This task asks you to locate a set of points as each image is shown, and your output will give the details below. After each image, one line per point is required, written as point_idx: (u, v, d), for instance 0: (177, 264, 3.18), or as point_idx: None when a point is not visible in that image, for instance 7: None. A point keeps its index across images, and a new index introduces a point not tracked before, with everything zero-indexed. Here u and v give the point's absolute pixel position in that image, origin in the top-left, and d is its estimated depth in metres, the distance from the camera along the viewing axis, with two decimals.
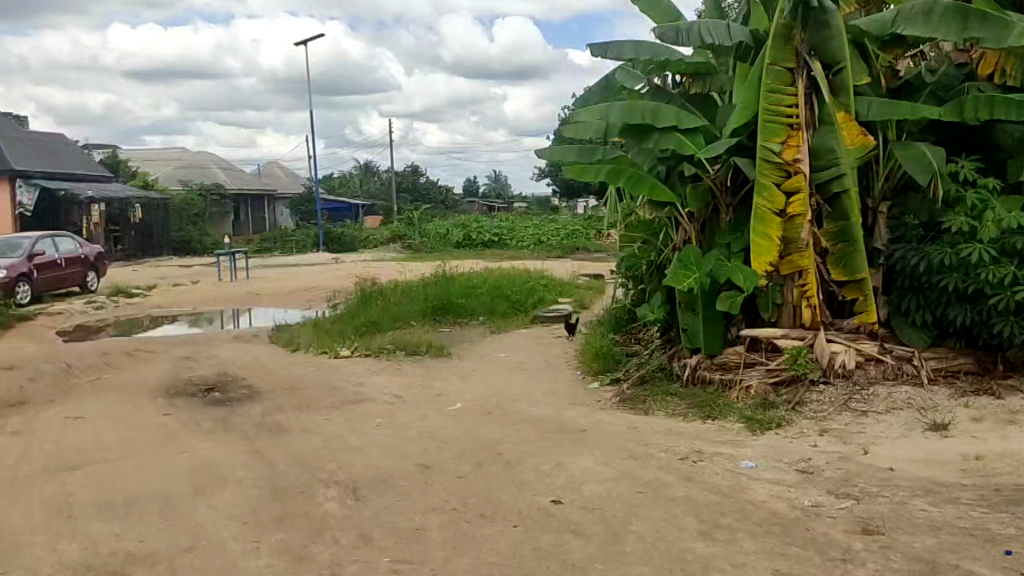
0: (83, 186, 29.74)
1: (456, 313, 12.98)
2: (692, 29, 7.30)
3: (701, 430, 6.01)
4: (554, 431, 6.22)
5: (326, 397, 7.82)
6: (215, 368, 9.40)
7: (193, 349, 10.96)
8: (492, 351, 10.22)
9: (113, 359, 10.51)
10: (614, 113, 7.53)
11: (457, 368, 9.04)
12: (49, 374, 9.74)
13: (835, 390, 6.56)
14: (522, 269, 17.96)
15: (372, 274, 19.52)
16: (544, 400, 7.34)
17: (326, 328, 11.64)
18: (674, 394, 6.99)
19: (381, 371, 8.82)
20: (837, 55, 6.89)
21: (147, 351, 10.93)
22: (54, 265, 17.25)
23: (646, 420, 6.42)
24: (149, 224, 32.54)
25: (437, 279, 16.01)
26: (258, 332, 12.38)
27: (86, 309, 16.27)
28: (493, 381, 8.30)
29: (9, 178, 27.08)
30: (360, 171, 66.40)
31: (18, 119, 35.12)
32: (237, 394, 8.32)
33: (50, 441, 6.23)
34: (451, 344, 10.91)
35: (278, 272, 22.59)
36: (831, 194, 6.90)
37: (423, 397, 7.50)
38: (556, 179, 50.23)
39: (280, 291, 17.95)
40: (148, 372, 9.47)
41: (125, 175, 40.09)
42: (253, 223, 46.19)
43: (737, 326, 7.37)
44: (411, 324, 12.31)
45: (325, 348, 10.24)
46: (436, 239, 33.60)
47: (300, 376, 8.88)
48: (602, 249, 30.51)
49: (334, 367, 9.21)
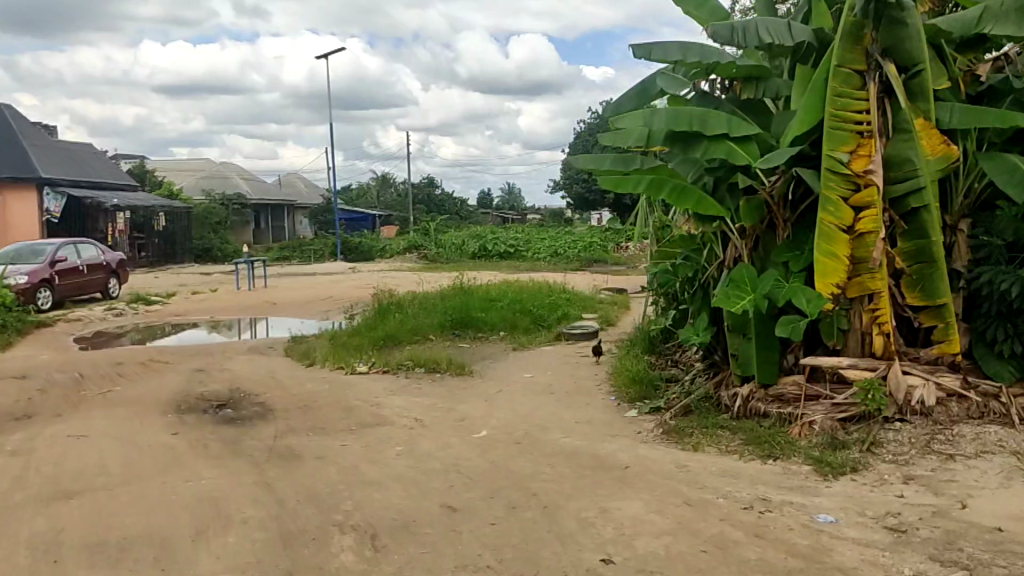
0: (107, 193, 29.39)
1: (475, 327, 12.24)
2: (747, 27, 6.55)
3: (763, 473, 5.37)
4: (594, 467, 5.55)
5: (341, 419, 7.18)
6: (228, 383, 8.79)
7: (207, 360, 10.36)
8: (518, 370, 9.53)
9: (126, 370, 9.95)
10: (658, 119, 6.72)
11: (482, 387, 8.37)
12: (58, 385, 9.18)
13: (913, 429, 5.98)
14: (543, 282, 17.29)
15: (390, 285, 18.91)
16: (581, 429, 6.67)
17: (341, 341, 10.98)
18: (726, 428, 6.36)
19: (401, 390, 8.17)
20: (917, 57, 6.25)
21: (160, 362, 10.35)
22: (76, 271, 16.76)
23: (698, 457, 5.76)
24: (172, 231, 32.19)
25: (457, 291, 15.32)
26: (274, 343, 11.77)
27: (104, 315, 15.75)
28: (522, 403, 7.61)
29: (38, 185, 26.48)
30: (379, 183, 66.07)
31: (47, 127, 35.02)
32: (250, 412, 7.70)
33: (45, 460, 5.63)
34: (473, 360, 10.19)
35: (297, 281, 22.06)
36: (908, 210, 6.24)
37: (446, 421, 6.85)
38: (573, 191, 49.61)
39: (299, 301, 17.37)
40: (159, 384, 8.88)
41: (152, 184, 39.89)
42: (274, 232, 45.82)
43: (795, 352, 6.71)
44: (430, 339, 11.62)
45: (339, 362, 9.60)
46: (452, 249, 32.96)
47: (314, 393, 8.24)
48: (620, 263, 29.77)
49: (351, 384, 8.56)
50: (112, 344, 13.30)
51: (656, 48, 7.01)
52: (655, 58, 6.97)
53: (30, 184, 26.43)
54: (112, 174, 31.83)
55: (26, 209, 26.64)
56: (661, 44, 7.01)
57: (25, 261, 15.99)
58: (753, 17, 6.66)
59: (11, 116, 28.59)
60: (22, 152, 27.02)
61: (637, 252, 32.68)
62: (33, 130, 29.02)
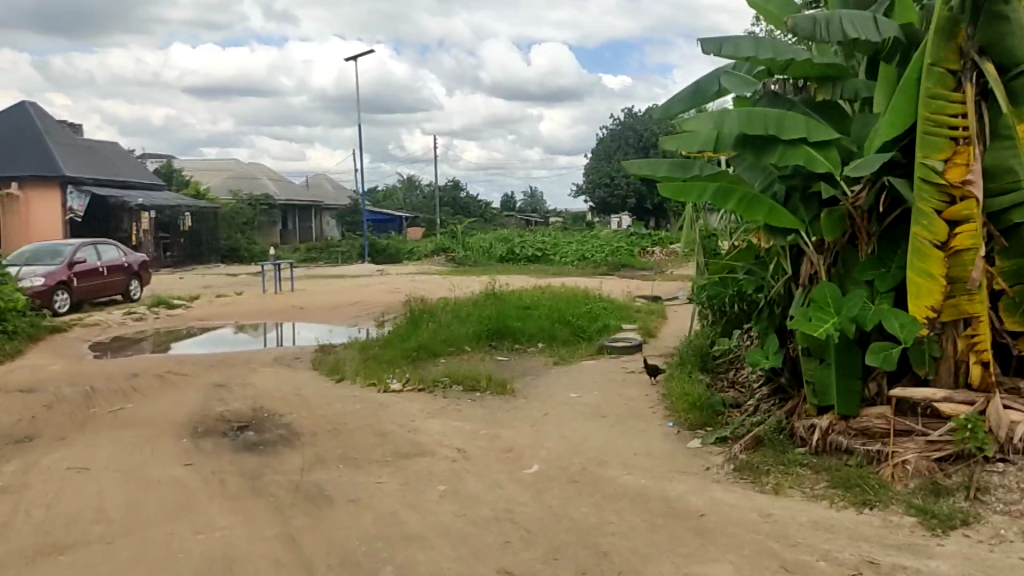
0: (132, 192, 29.09)
1: (512, 338, 11.33)
2: (830, 21, 5.86)
3: (861, 526, 4.73)
4: (666, 514, 4.96)
5: (374, 448, 6.60)
6: (250, 400, 8.24)
7: (228, 372, 9.82)
8: (563, 387, 8.69)
9: (142, 383, 9.43)
10: (729, 120, 6.01)
11: (525, 407, 7.72)
12: (68, 401, 8.67)
13: (1019, 472, 5.16)
14: (575, 288, 16.63)
15: (417, 291, 18.32)
16: (641, 463, 6.03)
17: (370, 354, 10.32)
18: (808, 468, 5.65)
19: (439, 412, 7.57)
20: (1017, 55, 5.58)
21: (178, 375, 9.82)
22: (95, 273, 16.31)
23: (782, 504, 5.12)
24: (197, 231, 31.93)
25: (488, 298, 14.61)
26: (299, 354, 11.20)
27: (124, 319, 15.25)
28: (571, 428, 6.97)
29: (62, 183, 26.18)
30: (404, 185, 65.73)
31: (73, 127, 34.87)
32: (274, 436, 7.17)
33: (42, 508, 5.18)
34: (512, 376, 9.20)
35: (322, 285, 21.54)
36: (1009, 225, 5.55)
37: (491, 453, 6.25)
38: (598, 195, 48.88)
39: (325, 306, 16.80)
40: (178, 401, 8.34)
41: (178, 183, 39.65)
42: (300, 233, 45.49)
43: (878, 381, 5.95)
44: (464, 351, 10.89)
45: (371, 378, 8.96)
46: (479, 252, 32.30)
47: (345, 414, 7.66)
48: (649, 268, 29.00)
49: (385, 403, 7.98)
50: (132, 350, 12.81)
51: (727, 42, 6.27)
52: (725, 53, 6.23)
53: (54, 182, 26.14)
54: (137, 173, 31.53)
55: (50, 208, 26.33)
56: (732, 37, 6.29)
57: (43, 263, 15.53)
58: (835, 10, 5.97)
59: (35, 114, 28.34)
60: (46, 151, 26.76)
61: (664, 258, 31.91)
62: (58, 129, 28.74)
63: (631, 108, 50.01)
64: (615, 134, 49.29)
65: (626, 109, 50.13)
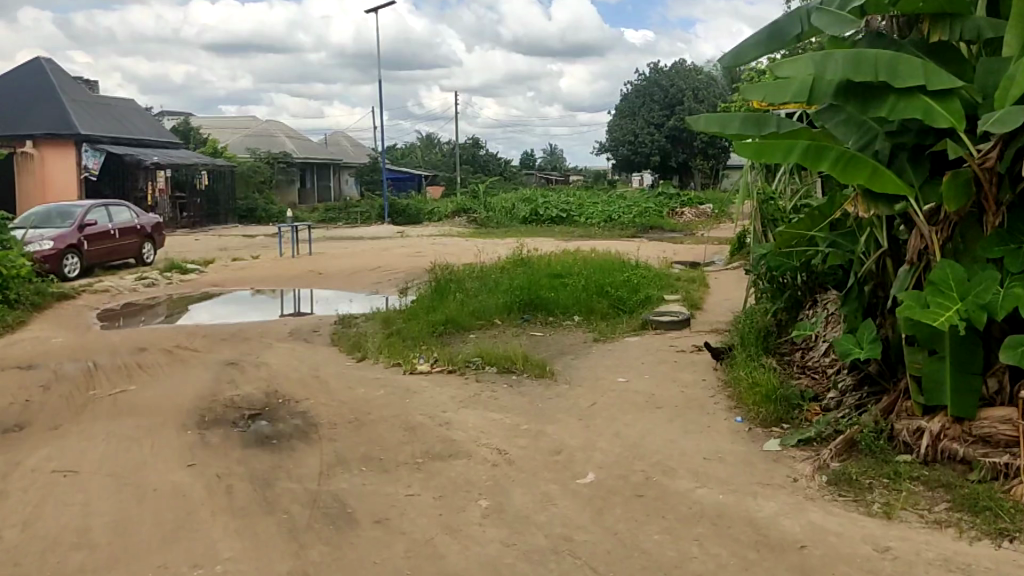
0: (147, 150, 28.19)
1: (544, 309, 10.32)
2: None
3: (1004, 568, 3.87)
4: (757, 545, 4.11)
5: (402, 447, 5.75)
6: (262, 383, 7.40)
7: (241, 348, 8.98)
8: (606, 367, 7.71)
9: (147, 359, 8.60)
10: (833, 65, 5.03)
11: (570, 394, 6.83)
12: (66, 380, 7.86)
13: None
14: (607, 253, 15.65)
15: (440, 256, 17.38)
16: (714, 471, 5.15)
17: (394, 329, 9.45)
18: (919, 484, 4.82)
19: (473, 399, 6.72)
20: None
21: (187, 351, 8.98)
22: (106, 236, 15.46)
23: (898, 535, 4.26)
24: (214, 190, 31.12)
25: (516, 266, 13.64)
26: (317, 326, 10.34)
27: (134, 284, 14.43)
28: (626, 422, 6.08)
29: (77, 141, 25.30)
30: (423, 143, 64.50)
31: (87, 80, 33.90)
32: (290, 427, 6.35)
33: (15, 527, 4.38)
34: (547, 354, 8.23)
35: (341, 248, 20.62)
36: None
37: (537, 455, 5.40)
38: (621, 153, 47.48)
39: (344, 271, 15.90)
40: (184, 384, 7.51)
41: (196, 142, 38.78)
42: (318, 192, 44.55)
43: (1001, 379, 5.05)
44: (493, 324, 9.95)
45: (395, 357, 8.10)
46: (501, 213, 31.24)
47: (368, 401, 6.81)
48: (678, 230, 27.89)
49: (412, 388, 7.12)
50: (142, 318, 11.99)
51: None
52: None
53: (69, 140, 25.26)
54: (152, 129, 30.57)
55: (64, 166, 25.45)
56: None
57: (51, 225, 14.68)
58: None
59: (49, 68, 27.37)
60: (60, 107, 25.84)
61: (695, 219, 30.76)
62: (71, 83, 27.75)
63: (656, 63, 48.39)
64: (639, 90, 47.66)
65: (651, 63, 48.42)
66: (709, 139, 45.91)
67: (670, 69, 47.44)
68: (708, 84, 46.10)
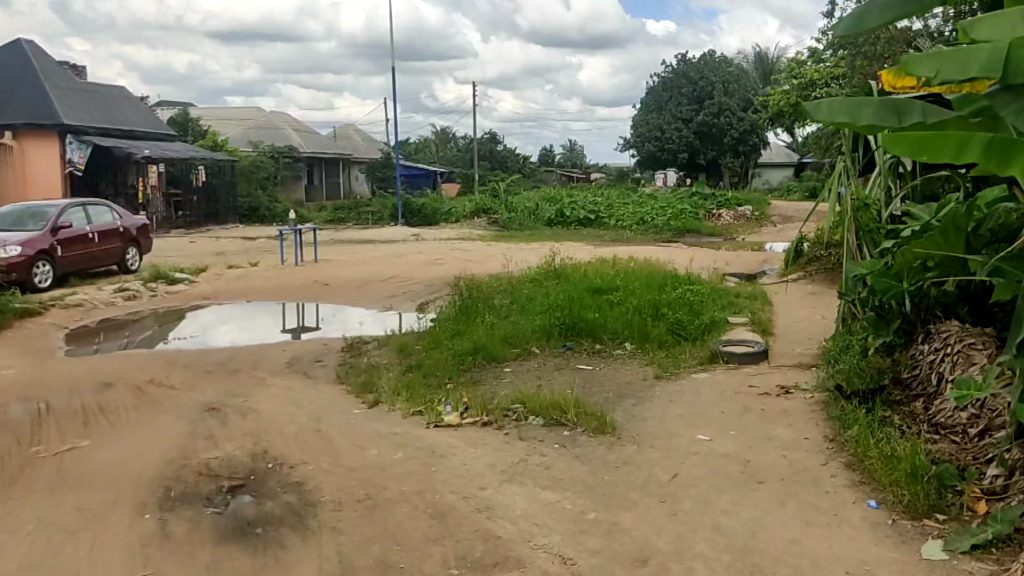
0: (139, 143, 26.90)
1: (589, 335, 8.96)
2: None
3: None
4: None
5: (430, 544, 4.30)
6: (247, 443, 5.98)
7: (226, 389, 7.60)
8: (674, 419, 6.31)
9: (110, 403, 7.24)
10: None
11: (638, 460, 5.40)
12: (10, 430, 6.50)
13: None
14: (645, 261, 14.18)
15: (461, 265, 15.95)
16: None
17: (413, 361, 8.11)
18: None
19: (517, 467, 5.28)
20: None
21: (159, 391, 7.60)
22: (83, 240, 14.14)
23: None
24: (214, 187, 29.91)
25: (549, 279, 12.23)
26: (321, 355, 8.95)
27: (115, 296, 13.09)
28: (722, 505, 4.61)
29: (60, 133, 24.07)
30: (436, 138, 63.10)
31: (77, 70, 32.72)
32: (283, 506, 4.94)
33: None
34: (598, 399, 6.84)
35: (351, 253, 19.25)
36: None
37: (614, 569, 3.96)
38: (645, 149, 45.90)
39: (355, 281, 14.53)
40: (150, 441, 6.13)
41: (195, 135, 37.59)
42: (325, 188, 43.31)
43: None
44: (531, 354, 8.57)
45: (416, 403, 6.72)
46: (524, 215, 29.74)
47: (383, 469, 5.37)
48: (716, 235, 26.37)
49: (438, 448, 5.69)
50: (120, 337, 10.65)
51: None
52: None
53: (52, 131, 24.04)
54: (148, 123, 29.32)
55: (48, 160, 24.29)
56: None
57: (20, 228, 13.37)
58: None
59: (31, 53, 26.11)
60: (43, 96, 24.60)
61: (733, 222, 29.21)
62: (56, 71, 26.48)
63: (683, 57, 46.90)
64: (666, 83, 46.17)
65: (677, 56, 46.99)
66: (739, 135, 44.36)
67: (698, 62, 45.89)
68: (738, 77, 44.50)
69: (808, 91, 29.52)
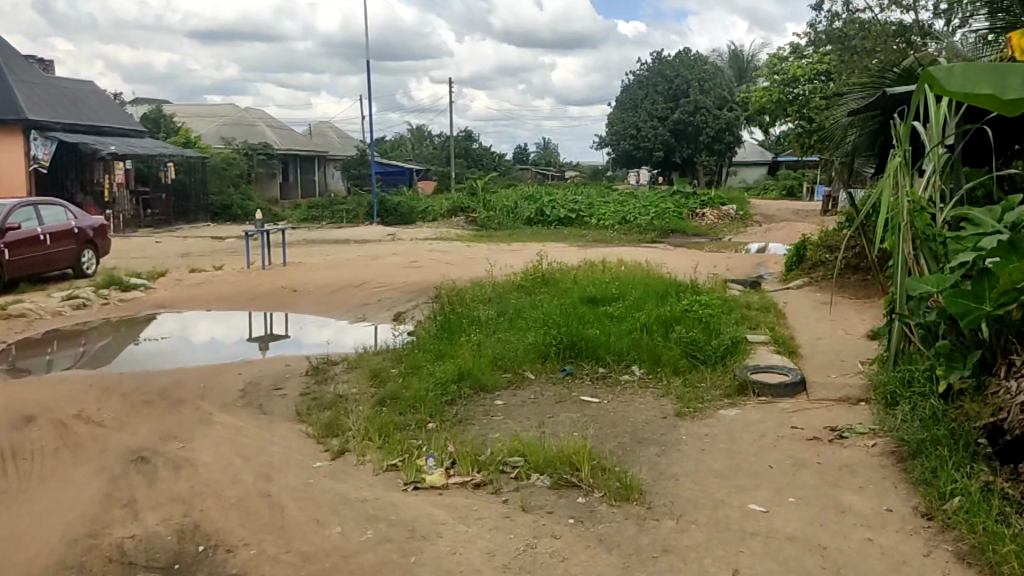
0: (105, 138, 25.29)
1: (591, 358, 7.67)
2: None
3: None
4: None
5: None
6: (175, 515, 4.62)
7: (163, 428, 6.21)
8: (717, 479, 5.02)
9: (22, 446, 5.84)
10: None
11: (688, 545, 4.11)
12: None
13: None
14: (646, 266, 12.94)
15: (438, 270, 14.63)
16: None
17: (386, 392, 6.75)
18: None
19: (525, 558, 3.97)
20: None
21: (85, 429, 6.21)
22: (32, 243, 12.64)
23: None
24: (184, 184, 28.35)
25: (537, 286, 10.96)
26: (281, 381, 7.58)
27: (63, 303, 11.65)
28: None
29: (23, 128, 22.53)
30: (412, 136, 61.65)
31: (42, 62, 31.00)
32: None
33: None
34: (615, 449, 5.53)
35: (321, 255, 17.83)
36: None
37: None
38: (622, 147, 44.76)
39: (325, 287, 13.16)
40: (53, 507, 4.76)
41: (166, 131, 36.10)
42: (300, 185, 41.83)
43: None
44: (526, 381, 7.25)
45: (390, 455, 5.38)
46: (502, 213, 28.42)
47: (348, 558, 4.05)
48: (702, 235, 25.29)
49: (418, 526, 4.35)
50: (73, 347, 9.33)
51: None
52: None
53: (14, 126, 22.47)
54: (116, 116, 27.70)
55: (11, 156, 22.72)
56: None
57: None
58: None
59: None
60: (6, 89, 22.95)
61: (717, 222, 28.26)
62: (20, 65, 24.81)
63: (660, 55, 45.85)
64: (642, 80, 45.01)
65: (653, 53, 45.93)
66: (715, 134, 43.13)
67: (675, 60, 44.82)
68: (714, 77, 43.50)
69: (790, 88, 28.38)
